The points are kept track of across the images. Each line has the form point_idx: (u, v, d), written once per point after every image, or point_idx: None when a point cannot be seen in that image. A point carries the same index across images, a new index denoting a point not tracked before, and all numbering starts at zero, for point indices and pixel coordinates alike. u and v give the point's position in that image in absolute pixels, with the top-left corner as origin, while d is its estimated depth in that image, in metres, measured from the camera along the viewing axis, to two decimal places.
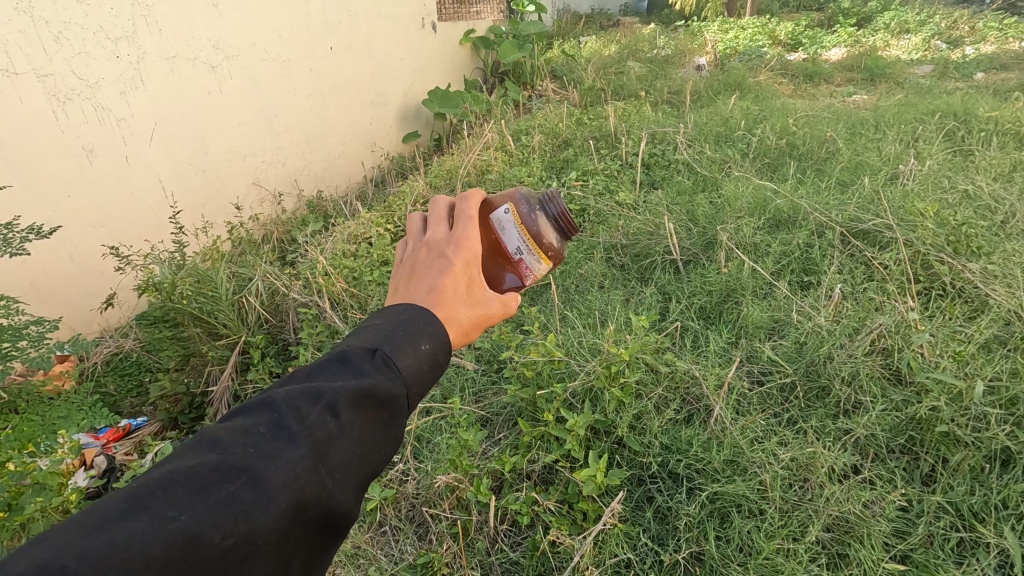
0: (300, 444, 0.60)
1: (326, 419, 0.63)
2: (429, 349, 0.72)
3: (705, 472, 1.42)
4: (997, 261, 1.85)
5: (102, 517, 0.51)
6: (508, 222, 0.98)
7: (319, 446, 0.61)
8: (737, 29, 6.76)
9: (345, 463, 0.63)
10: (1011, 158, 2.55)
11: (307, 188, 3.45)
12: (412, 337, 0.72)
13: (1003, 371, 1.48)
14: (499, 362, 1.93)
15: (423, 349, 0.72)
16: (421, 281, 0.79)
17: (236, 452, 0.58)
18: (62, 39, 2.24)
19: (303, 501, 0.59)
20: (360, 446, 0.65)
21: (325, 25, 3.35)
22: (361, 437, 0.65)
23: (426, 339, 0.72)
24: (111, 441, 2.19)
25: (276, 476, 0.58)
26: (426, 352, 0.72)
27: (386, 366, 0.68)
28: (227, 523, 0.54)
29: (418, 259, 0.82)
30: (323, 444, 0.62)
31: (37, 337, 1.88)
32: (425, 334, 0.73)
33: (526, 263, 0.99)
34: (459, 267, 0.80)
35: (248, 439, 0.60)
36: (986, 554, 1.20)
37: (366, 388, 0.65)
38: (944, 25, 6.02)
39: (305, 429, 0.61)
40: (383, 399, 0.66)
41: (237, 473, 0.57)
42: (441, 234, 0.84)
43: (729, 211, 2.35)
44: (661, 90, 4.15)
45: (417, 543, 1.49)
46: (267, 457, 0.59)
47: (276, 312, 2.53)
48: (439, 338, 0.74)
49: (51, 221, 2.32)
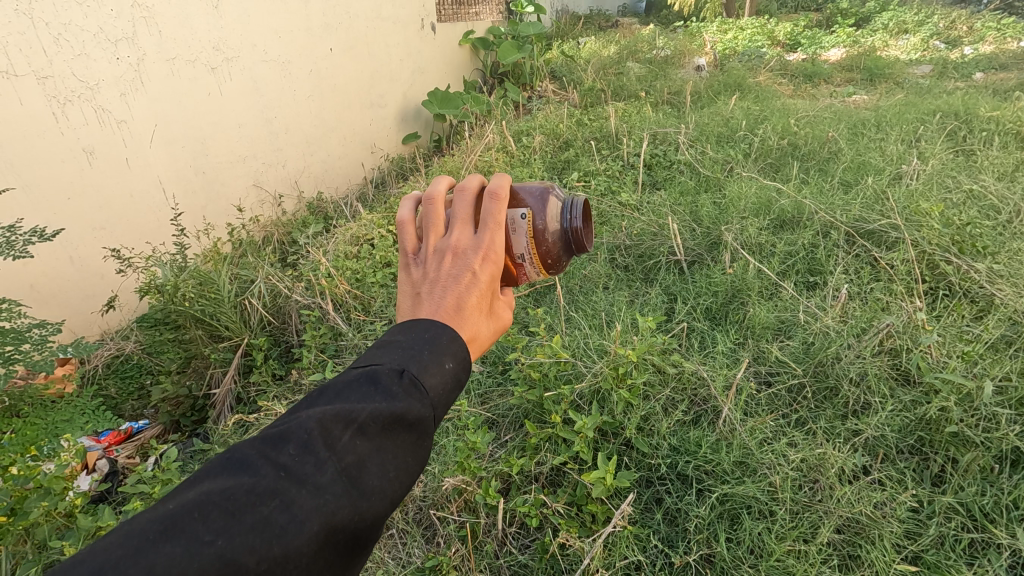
0: (329, 470, 0.59)
1: (356, 443, 0.62)
2: (455, 365, 0.72)
3: (715, 473, 1.42)
4: (1001, 261, 1.85)
5: (141, 539, 0.52)
6: (521, 227, 0.98)
7: (350, 471, 0.60)
8: (736, 30, 6.77)
9: (377, 489, 0.62)
10: (1014, 158, 2.55)
11: (308, 190, 3.44)
12: (438, 354, 0.70)
13: (1012, 371, 1.47)
14: (504, 364, 1.92)
15: (451, 366, 0.71)
16: (446, 291, 0.75)
17: (267, 477, 0.58)
18: (61, 40, 2.23)
19: (331, 526, 0.58)
20: (393, 471, 0.63)
21: (325, 26, 3.34)
22: (393, 461, 0.63)
23: (451, 357, 0.71)
24: (112, 445, 2.17)
25: (306, 502, 0.57)
26: (453, 370, 0.71)
27: (415, 387, 0.67)
28: (262, 546, 0.54)
29: (444, 263, 0.77)
30: (352, 468, 0.61)
31: (40, 340, 1.87)
32: (451, 353, 0.71)
33: (525, 270, 1.00)
34: (486, 282, 0.77)
35: (278, 461, 0.59)
36: (999, 555, 1.19)
37: (396, 411, 0.64)
38: (942, 25, 6.02)
39: (333, 453, 0.60)
40: (414, 421, 0.65)
41: (270, 496, 0.57)
42: (466, 238, 0.79)
43: (733, 212, 2.34)
44: (661, 90, 4.15)
45: (426, 546, 1.48)
46: (296, 484, 0.58)
47: (279, 314, 2.52)
48: (466, 358, 0.73)
49: (52, 223, 2.30)
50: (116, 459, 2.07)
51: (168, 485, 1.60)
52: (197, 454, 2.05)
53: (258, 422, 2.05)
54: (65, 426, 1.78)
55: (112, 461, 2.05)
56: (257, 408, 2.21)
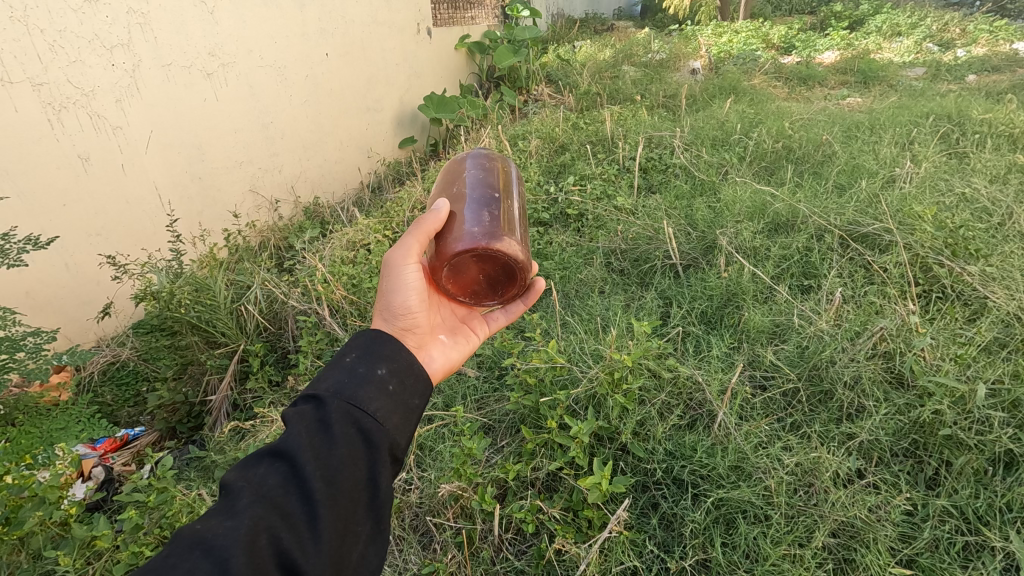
0: (248, 500, 0.76)
1: (275, 467, 0.80)
2: (350, 367, 0.93)
3: (710, 478, 1.42)
4: (994, 264, 1.87)
5: None
6: None
7: (274, 492, 0.78)
8: (731, 32, 6.79)
9: (307, 492, 0.78)
10: (1006, 161, 2.57)
11: (304, 195, 3.45)
12: (332, 372, 0.93)
13: (1005, 374, 1.48)
14: (500, 368, 1.92)
15: (347, 368, 0.93)
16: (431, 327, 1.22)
17: (190, 533, 0.73)
18: (57, 47, 2.23)
19: (264, 544, 0.73)
20: (323, 465, 0.80)
21: (321, 32, 3.35)
22: (316, 461, 0.80)
23: (349, 355, 0.96)
24: (109, 451, 2.16)
25: (232, 534, 0.72)
26: (348, 367, 0.93)
27: (315, 401, 0.88)
28: None
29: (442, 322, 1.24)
30: (273, 491, 0.78)
31: (34, 348, 1.86)
32: (342, 355, 0.96)
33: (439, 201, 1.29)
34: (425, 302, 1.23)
35: (199, 519, 0.75)
36: (992, 558, 1.20)
37: (299, 420, 0.85)
38: (935, 28, 6.06)
39: (250, 487, 0.77)
40: (320, 421, 0.85)
41: (193, 548, 0.71)
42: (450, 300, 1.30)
43: (728, 215, 2.35)
44: (657, 94, 4.16)
45: (422, 553, 1.48)
46: (217, 526, 0.73)
47: (275, 320, 2.52)
48: (359, 347, 0.98)
49: (46, 231, 2.30)
50: (112, 467, 2.07)
51: (164, 493, 1.60)
52: (194, 461, 2.05)
53: (254, 429, 2.04)
54: (59, 434, 1.79)
55: (107, 469, 2.04)
56: (254, 415, 2.21)
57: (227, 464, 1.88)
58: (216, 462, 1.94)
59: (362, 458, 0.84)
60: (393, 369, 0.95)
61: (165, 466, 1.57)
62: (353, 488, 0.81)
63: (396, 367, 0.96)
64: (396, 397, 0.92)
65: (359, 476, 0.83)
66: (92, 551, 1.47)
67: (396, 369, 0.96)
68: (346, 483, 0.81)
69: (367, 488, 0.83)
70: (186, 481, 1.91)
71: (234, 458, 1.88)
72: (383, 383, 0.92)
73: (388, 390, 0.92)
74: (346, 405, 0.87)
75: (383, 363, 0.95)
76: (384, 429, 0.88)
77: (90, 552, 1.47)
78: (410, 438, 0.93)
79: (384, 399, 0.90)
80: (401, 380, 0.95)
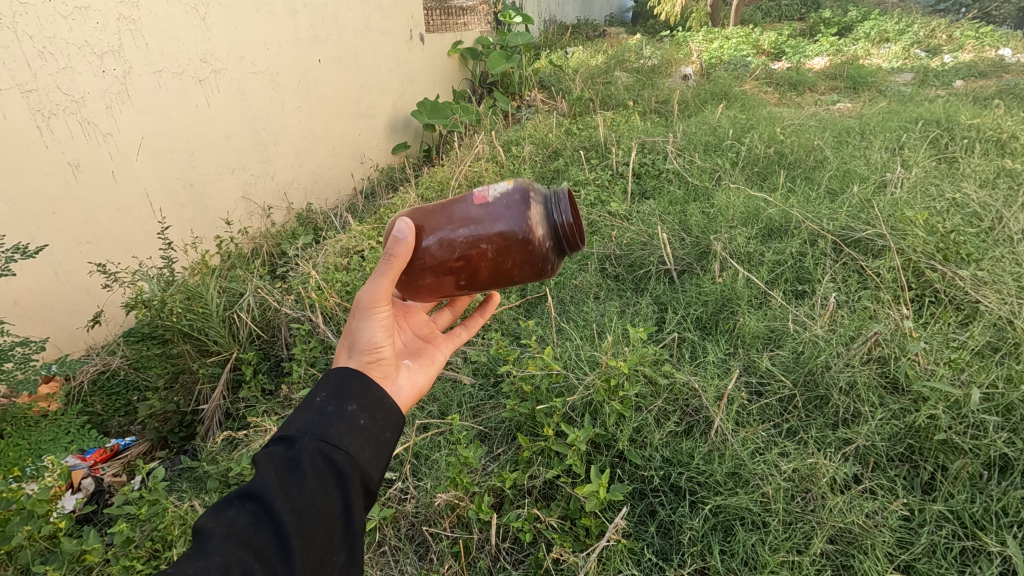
0: (217, 538, 0.76)
1: (244, 508, 0.80)
2: (319, 407, 0.91)
3: (707, 485, 1.42)
4: (986, 268, 1.89)
5: None
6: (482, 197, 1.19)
7: (243, 532, 0.77)
8: (721, 38, 6.84)
9: (280, 528, 0.77)
10: (995, 165, 2.60)
11: (296, 201, 3.43)
12: (301, 409, 0.91)
13: (998, 378, 1.49)
14: (496, 376, 1.91)
15: (317, 404, 0.91)
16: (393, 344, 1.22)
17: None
18: (46, 54, 2.21)
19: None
20: (293, 501, 0.79)
21: (313, 38, 3.34)
22: (287, 498, 0.79)
23: (319, 393, 0.93)
24: (98, 462, 2.12)
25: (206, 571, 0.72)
26: (318, 406, 0.91)
27: (283, 440, 0.86)
28: None
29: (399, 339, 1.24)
30: (244, 530, 0.77)
31: (23, 359, 1.83)
32: (312, 394, 0.93)
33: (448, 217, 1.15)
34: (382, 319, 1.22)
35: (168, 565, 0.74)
36: (989, 563, 1.20)
37: (267, 461, 0.83)
38: (923, 34, 6.12)
39: (220, 528, 0.77)
40: (289, 461, 0.83)
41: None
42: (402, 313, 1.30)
43: (722, 220, 2.36)
44: (649, 99, 4.18)
45: (418, 563, 1.47)
46: (186, 566, 0.72)
47: (268, 328, 2.49)
48: (329, 382, 0.95)
49: (35, 238, 2.26)
50: (101, 478, 2.04)
51: (156, 506, 1.58)
52: (186, 472, 2.02)
53: (247, 438, 2.03)
54: (48, 445, 1.76)
55: (97, 480, 2.02)
56: (247, 424, 2.19)
57: (221, 474, 1.86)
58: (209, 472, 1.92)
59: (334, 489, 0.84)
60: (365, 404, 0.94)
61: (157, 477, 1.55)
62: (326, 520, 0.81)
63: (368, 402, 0.94)
64: (367, 431, 0.91)
65: (333, 508, 0.83)
66: (82, 565, 1.45)
67: (368, 403, 0.94)
68: (319, 515, 0.81)
69: (342, 519, 0.84)
70: (178, 492, 1.88)
71: (227, 468, 1.86)
72: (354, 418, 0.91)
73: (360, 424, 0.91)
74: (316, 442, 0.86)
75: (355, 396, 0.94)
76: (356, 460, 0.87)
77: (78, 566, 1.45)
78: (381, 470, 0.92)
79: (356, 434, 0.89)
80: (375, 411, 0.94)
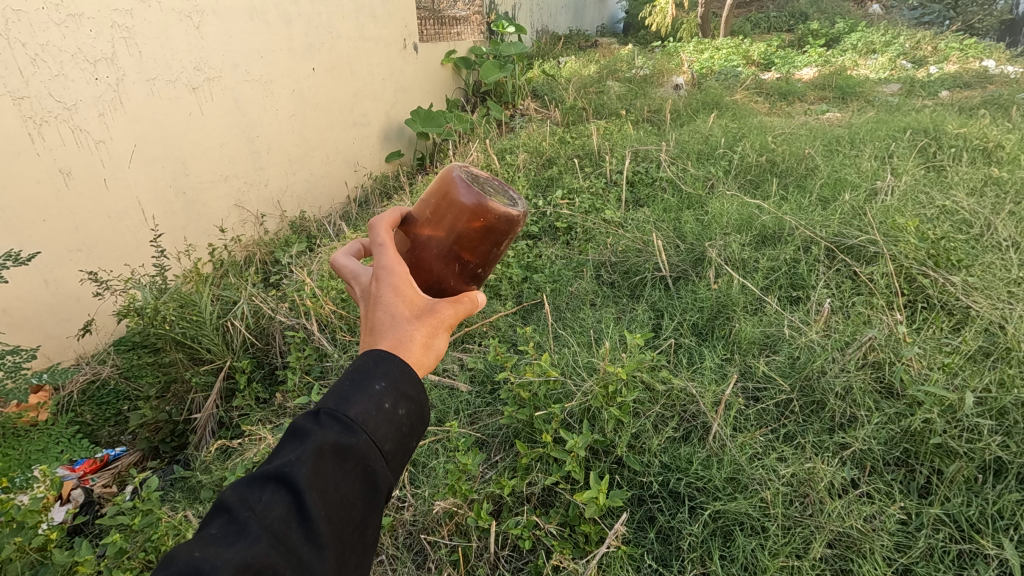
0: (252, 532, 0.67)
1: (280, 495, 0.70)
2: (377, 397, 0.79)
3: (706, 490, 1.42)
4: (975, 274, 1.92)
5: None
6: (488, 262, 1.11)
7: (277, 526, 0.68)
8: (711, 49, 6.92)
9: (312, 533, 0.69)
10: (983, 173, 2.64)
11: (290, 209, 3.42)
12: (358, 390, 0.79)
13: (991, 382, 1.51)
14: (492, 383, 1.92)
15: (374, 392, 0.79)
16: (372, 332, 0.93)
17: (185, 562, 0.64)
18: (39, 61, 2.20)
19: None
20: (326, 508, 0.70)
21: (307, 46, 3.35)
22: (322, 504, 0.70)
23: (381, 378, 0.80)
24: (88, 473, 2.08)
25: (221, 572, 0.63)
26: (376, 397, 0.79)
27: (336, 423, 0.76)
28: None
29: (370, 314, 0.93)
30: (275, 526, 0.68)
31: (15, 366, 1.79)
32: (371, 378, 0.80)
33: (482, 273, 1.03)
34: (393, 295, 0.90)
35: (196, 545, 0.67)
36: (986, 566, 1.21)
37: (311, 449, 0.72)
38: (908, 46, 6.22)
39: (252, 519, 0.68)
40: (334, 456, 0.73)
41: None
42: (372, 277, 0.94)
43: (716, 227, 2.38)
44: (641, 108, 4.22)
45: (416, 572, 1.46)
46: (215, 555, 0.65)
47: (261, 336, 2.47)
48: (388, 369, 0.82)
49: (27, 246, 2.24)
50: (91, 488, 2.00)
51: (149, 516, 1.55)
52: (179, 481, 2.00)
53: (242, 447, 2.00)
54: (38, 456, 1.75)
55: (87, 491, 1.98)
56: (240, 432, 2.17)
57: (214, 484, 1.84)
58: (203, 482, 1.90)
59: (362, 501, 0.74)
60: (415, 409, 0.82)
61: (151, 487, 1.52)
62: (351, 535, 0.73)
63: (417, 405, 0.83)
64: (411, 440, 0.81)
65: (360, 524, 0.74)
66: None
67: (418, 407, 0.83)
68: (346, 528, 0.72)
69: (363, 536, 0.75)
70: (171, 502, 1.86)
71: (221, 478, 1.84)
72: (403, 424, 0.80)
73: (405, 433, 0.80)
74: (366, 444, 0.75)
75: (411, 397, 0.82)
76: (390, 474, 0.78)
77: None
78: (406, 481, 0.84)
79: (400, 442, 0.80)
80: (420, 420, 0.83)
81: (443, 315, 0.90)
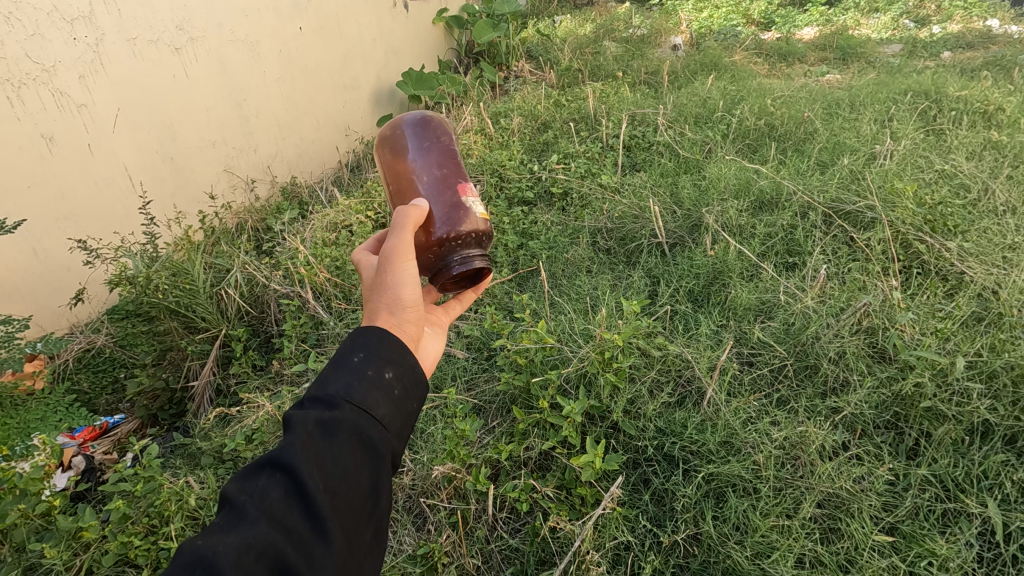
0: (252, 515, 0.70)
1: (277, 478, 0.74)
2: (357, 368, 0.86)
3: (701, 453, 1.45)
4: (971, 239, 1.92)
5: None
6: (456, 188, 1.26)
7: (278, 505, 0.72)
8: (710, 7, 6.72)
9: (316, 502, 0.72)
10: (983, 136, 2.61)
11: (281, 175, 3.36)
12: (339, 369, 0.86)
13: (982, 347, 1.53)
14: (489, 350, 1.93)
15: (353, 365, 0.87)
16: None
17: (190, 550, 0.67)
18: (13, 19, 2.10)
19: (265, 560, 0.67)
20: (325, 478, 0.74)
21: (293, 4, 3.23)
22: (321, 475, 0.74)
23: (358, 352, 0.89)
24: (88, 441, 2.10)
25: (225, 556, 0.66)
26: (357, 369, 0.86)
27: (320, 403, 0.81)
28: None
29: None
30: (275, 506, 0.72)
31: (7, 336, 1.78)
32: (349, 355, 0.89)
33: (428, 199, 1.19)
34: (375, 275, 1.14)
35: (200, 536, 0.69)
36: (969, 524, 1.26)
37: (302, 426, 0.78)
38: (912, 3, 6.06)
39: (252, 504, 0.71)
40: (324, 429, 0.78)
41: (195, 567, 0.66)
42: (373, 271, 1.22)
43: (713, 193, 2.36)
44: (638, 70, 4.12)
45: (416, 533, 1.49)
46: (217, 541, 0.68)
47: (256, 304, 2.46)
48: (365, 341, 0.91)
49: (13, 215, 2.20)
50: (92, 456, 2.03)
51: (151, 482, 1.56)
52: (179, 448, 2.02)
53: (241, 414, 2.02)
54: (36, 424, 1.68)
55: (88, 458, 2.01)
56: (238, 400, 2.19)
57: (215, 450, 1.86)
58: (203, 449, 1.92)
59: (363, 467, 0.79)
60: (399, 372, 0.89)
61: (151, 454, 1.54)
62: (358, 502, 0.76)
63: (402, 368, 0.91)
64: (402, 401, 0.87)
65: (364, 491, 0.78)
66: (79, 541, 1.44)
67: (403, 371, 0.90)
68: (351, 495, 0.76)
69: (371, 503, 0.78)
70: (172, 469, 1.88)
71: (221, 444, 1.86)
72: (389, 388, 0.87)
73: (395, 395, 0.86)
74: (354, 411, 0.81)
75: (391, 363, 0.89)
76: (387, 437, 0.83)
77: (74, 544, 1.44)
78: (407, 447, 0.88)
79: (391, 404, 0.85)
80: (408, 381, 0.90)
81: (388, 259, 1.03)
